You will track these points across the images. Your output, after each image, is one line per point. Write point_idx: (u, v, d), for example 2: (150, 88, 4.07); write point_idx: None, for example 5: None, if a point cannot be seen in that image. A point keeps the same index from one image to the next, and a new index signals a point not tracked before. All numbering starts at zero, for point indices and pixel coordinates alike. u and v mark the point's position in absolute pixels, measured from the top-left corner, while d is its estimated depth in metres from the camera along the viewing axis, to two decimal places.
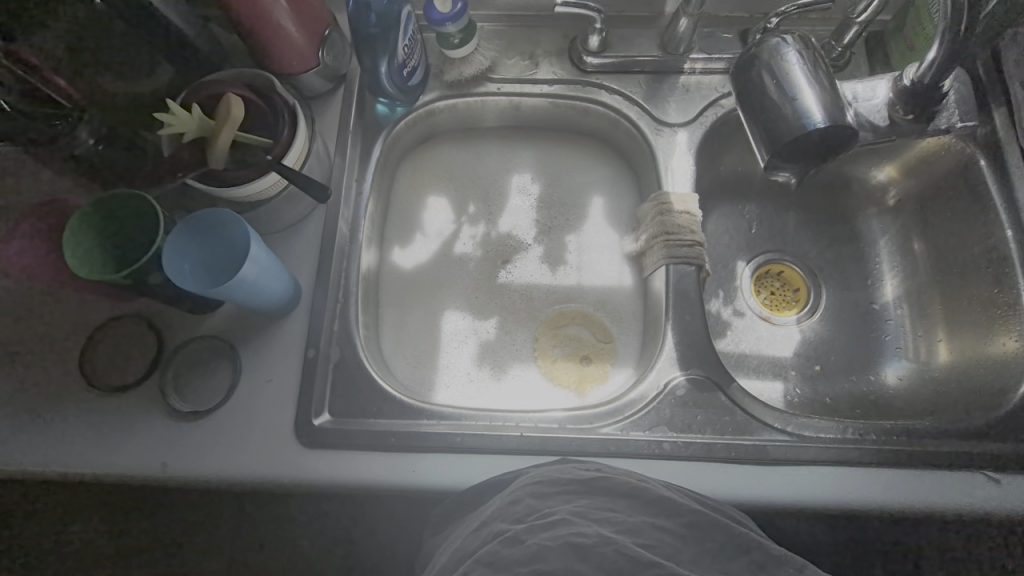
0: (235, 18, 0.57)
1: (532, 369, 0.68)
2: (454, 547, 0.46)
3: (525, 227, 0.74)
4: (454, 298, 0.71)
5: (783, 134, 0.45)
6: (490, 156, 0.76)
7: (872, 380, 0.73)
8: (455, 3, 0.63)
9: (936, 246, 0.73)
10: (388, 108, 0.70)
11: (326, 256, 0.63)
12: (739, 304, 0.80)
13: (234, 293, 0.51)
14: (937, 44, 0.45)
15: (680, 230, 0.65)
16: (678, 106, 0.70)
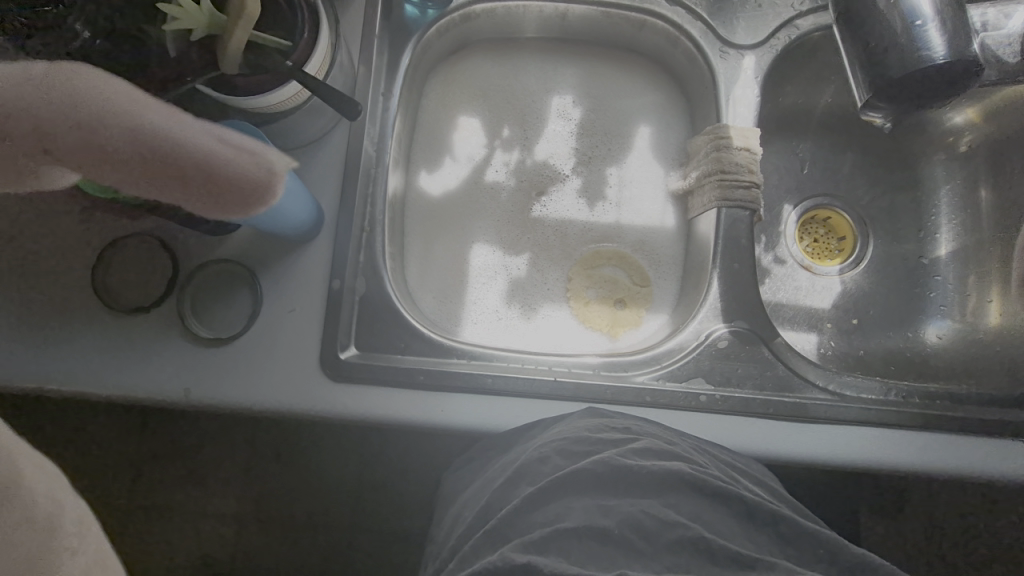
0: None
1: (563, 309, 0.65)
2: (482, 502, 0.46)
3: (563, 156, 0.68)
4: (484, 229, 0.66)
5: (895, 70, 0.38)
6: (529, 72, 0.69)
7: (910, 336, 0.71)
8: None
9: (1005, 199, 0.68)
10: (418, 10, 0.61)
11: (351, 179, 0.58)
12: (781, 251, 0.75)
13: (261, 216, 0.48)
14: None
15: (738, 170, 0.59)
16: (747, 25, 0.61)
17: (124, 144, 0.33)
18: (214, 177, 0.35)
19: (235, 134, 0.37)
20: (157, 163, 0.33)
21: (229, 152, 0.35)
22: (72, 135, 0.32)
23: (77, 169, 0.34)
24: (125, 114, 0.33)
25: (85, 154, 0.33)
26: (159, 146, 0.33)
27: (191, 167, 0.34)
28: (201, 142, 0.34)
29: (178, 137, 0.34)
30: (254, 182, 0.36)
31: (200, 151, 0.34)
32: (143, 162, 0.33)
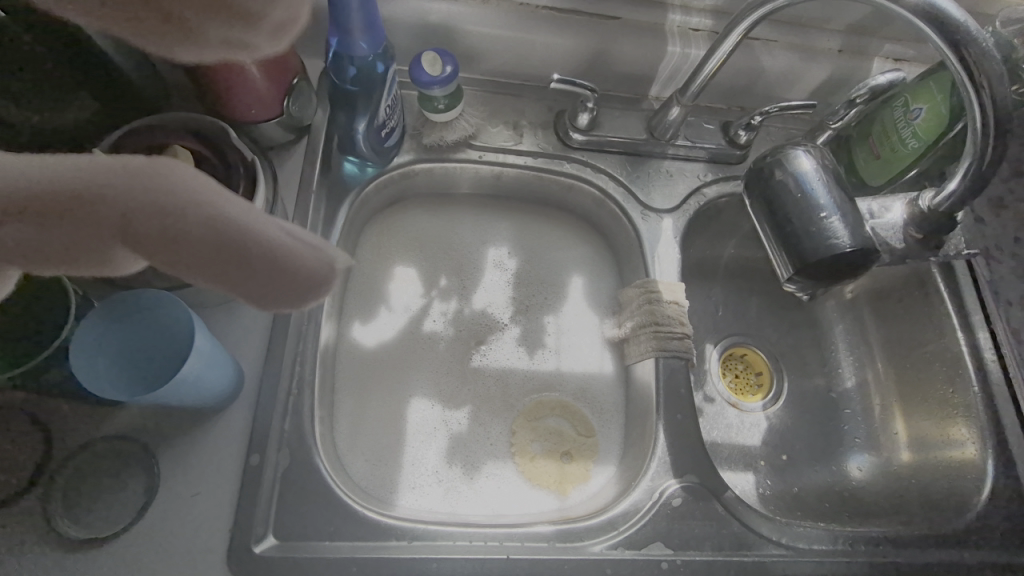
0: None
1: (508, 467, 0.61)
2: None
3: (500, 305, 0.68)
4: (421, 382, 0.63)
5: (812, 252, 0.43)
6: (464, 224, 0.70)
7: (836, 471, 0.74)
8: (445, 66, 0.58)
9: (889, 339, 0.77)
10: (357, 167, 0.63)
11: (278, 337, 0.53)
12: (708, 389, 0.78)
13: (167, 396, 0.41)
14: (960, 170, 0.43)
15: (670, 322, 0.62)
16: (662, 191, 0.69)
17: (199, 235, 0.26)
18: (282, 276, 0.29)
19: (306, 231, 0.32)
20: (230, 255, 0.27)
21: (300, 247, 0.30)
22: (150, 221, 0.25)
23: (150, 260, 0.27)
24: (208, 205, 0.27)
25: (152, 246, 0.26)
26: (238, 241, 0.27)
27: (263, 264, 0.28)
28: (275, 236, 0.29)
29: (255, 230, 0.28)
30: (317, 281, 0.31)
31: (273, 245, 0.29)
32: (216, 254, 0.27)
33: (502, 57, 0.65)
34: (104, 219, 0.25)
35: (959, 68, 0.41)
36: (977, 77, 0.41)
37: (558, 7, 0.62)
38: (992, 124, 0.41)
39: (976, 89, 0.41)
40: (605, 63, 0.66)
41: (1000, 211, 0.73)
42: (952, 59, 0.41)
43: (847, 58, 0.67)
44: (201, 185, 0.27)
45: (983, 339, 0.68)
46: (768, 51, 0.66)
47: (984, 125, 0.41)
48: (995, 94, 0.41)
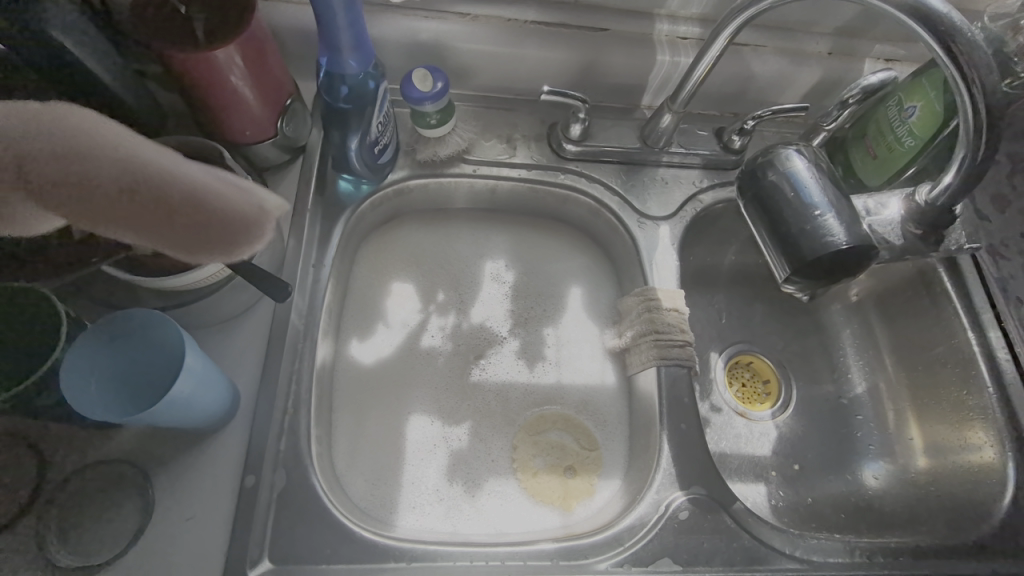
0: (182, 78, 0.49)
1: (510, 483, 0.60)
2: None
3: (499, 318, 0.67)
4: (420, 398, 0.62)
5: (806, 250, 0.42)
6: (460, 239, 0.70)
7: (851, 480, 0.72)
8: (436, 82, 0.58)
9: (898, 342, 0.75)
10: (352, 185, 0.63)
11: (274, 356, 0.53)
12: (715, 399, 0.76)
13: (158, 417, 0.41)
14: (955, 165, 0.43)
15: (670, 330, 0.61)
16: (658, 199, 0.68)
17: (108, 175, 0.30)
18: (204, 212, 0.33)
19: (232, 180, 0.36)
20: (149, 192, 0.31)
21: (221, 187, 0.34)
22: (51, 164, 0.29)
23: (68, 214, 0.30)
24: (119, 149, 0.31)
25: (70, 197, 0.30)
26: (152, 178, 0.31)
27: (181, 200, 0.32)
28: (193, 176, 0.33)
29: (172, 171, 0.32)
30: (248, 216, 0.34)
31: (191, 183, 0.33)
32: (134, 191, 0.31)
33: (492, 72, 0.66)
34: (6, 172, 0.29)
35: (948, 64, 0.40)
36: (967, 74, 0.40)
37: (546, 20, 0.63)
38: (983, 120, 0.40)
39: (967, 86, 0.40)
40: (595, 74, 0.66)
41: (1004, 208, 0.72)
42: (942, 58, 0.40)
43: (837, 61, 0.67)
44: (118, 138, 0.31)
45: (995, 339, 0.66)
46: (758, 56, 0.66)
47: (976, 120, 0.40)
48: (986, 90, 0.40)
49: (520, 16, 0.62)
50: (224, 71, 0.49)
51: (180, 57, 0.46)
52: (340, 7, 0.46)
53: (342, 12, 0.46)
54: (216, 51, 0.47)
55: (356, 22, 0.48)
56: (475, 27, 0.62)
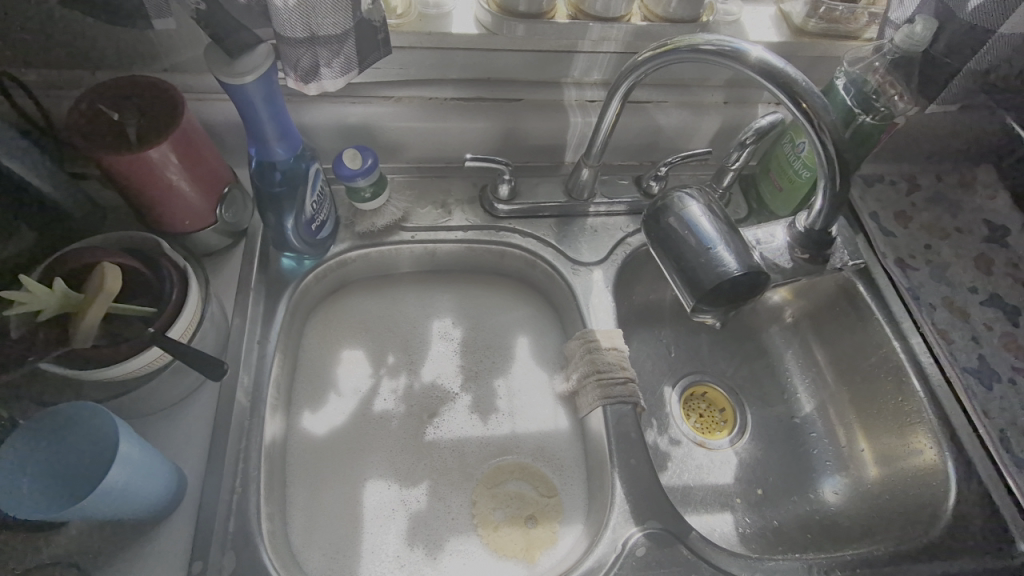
0: (117, 179, 0.52)
1: (472, 541, 0.59)
2: None
3: (449, 375, 0.69)
4: (375, 463, 0.62)
5: (706, 281, 0.46)
6: (407, 302, 0.73)
7: (813, 498, 0.73)
8: (365, 160, 0.62)
9: (835, 357, 0.79)
10: (295, 262, 0.66)
11: (220, 436, 0.54)
12: (673, 432, 0.77)
13: (95, 508, 0.41)
14: (820, 192, 0.49)
15: (612, 368, 0.64)
16: (589, 246, 0.72)
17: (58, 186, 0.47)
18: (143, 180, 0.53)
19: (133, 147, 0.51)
20: None
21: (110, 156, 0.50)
22: None
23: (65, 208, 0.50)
24: None
25: None
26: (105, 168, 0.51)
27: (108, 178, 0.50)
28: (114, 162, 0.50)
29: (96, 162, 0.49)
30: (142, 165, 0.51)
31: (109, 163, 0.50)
32: None
33: (421, 145, 0.71)
34: None
35: (801, 117, 0.46)
36: (815, 122, 0.45)
37: (464, 97, 0.69)
38: (834, 157, 0.46)
39: (817, 132, 0.46)
40: (516, 139, 0.72)
41: (906, 223, 0.78)
42: (796, 110, 0.46)
43: (733, 108, 0.74)
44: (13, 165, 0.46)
45: (917, 345, 0.70)
46: (661, 110, 0.73)
47: (828, 157, 0.46)
48: (833, 133, 0.46)
49: (440, 94, 0.68)
50: (159, 169, 0.52)
51: (115, 160, 0.50)
52: (262, 105, 0.50)
53: (264, 109, 0.51)
54: (149, 151, 0.51)
55: (279, 115, 0.52)
56: (400, 107, 0.67)
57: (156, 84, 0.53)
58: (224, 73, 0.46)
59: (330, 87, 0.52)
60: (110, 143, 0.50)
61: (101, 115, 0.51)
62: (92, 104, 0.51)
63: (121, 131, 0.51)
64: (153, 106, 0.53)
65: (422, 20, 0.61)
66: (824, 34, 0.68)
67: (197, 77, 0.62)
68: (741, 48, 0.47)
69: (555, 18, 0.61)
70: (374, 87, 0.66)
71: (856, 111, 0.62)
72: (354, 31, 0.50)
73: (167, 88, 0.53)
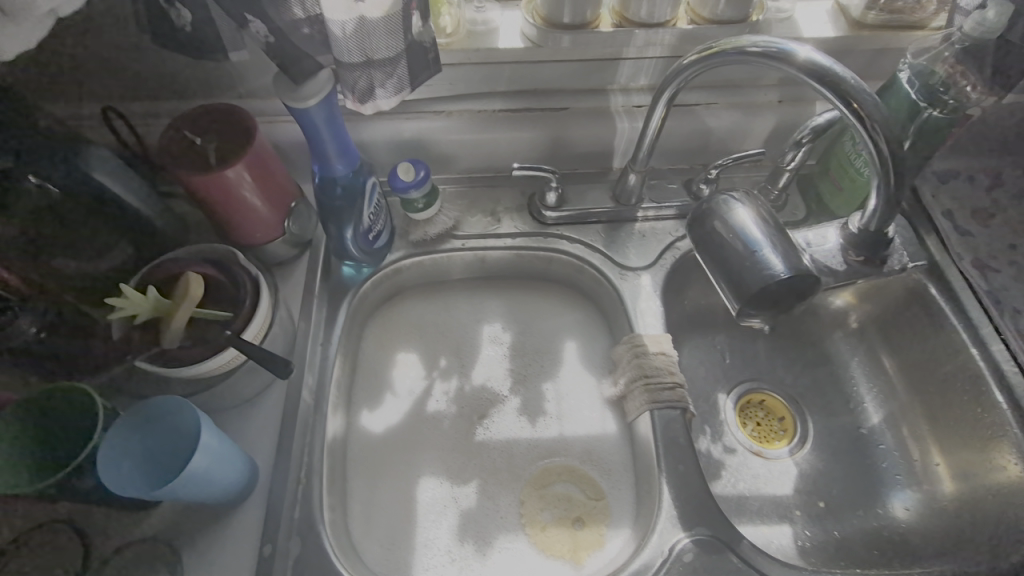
0: (201, 197, 0.58)
1: (520, 539, 0.61)
2: None
3: (499, 377, 0.71)
4: (428, 461, 0.65)
5: (751, 284, 0.46)
6: (458, 307, 0.75)
7: (881, 513, 0.69)
8: (418, 172, 0.66)
9: (907, 364, 0.74)
10: (354, 269, 0.70)
11: (287, 431, 0.58)
12: (728, 440, 0.75)
13: (181, 490, 0.46)
14: (873, 191, 0.47)
15: (659, 373, 0.64)
16: (637, 251, 0.72)
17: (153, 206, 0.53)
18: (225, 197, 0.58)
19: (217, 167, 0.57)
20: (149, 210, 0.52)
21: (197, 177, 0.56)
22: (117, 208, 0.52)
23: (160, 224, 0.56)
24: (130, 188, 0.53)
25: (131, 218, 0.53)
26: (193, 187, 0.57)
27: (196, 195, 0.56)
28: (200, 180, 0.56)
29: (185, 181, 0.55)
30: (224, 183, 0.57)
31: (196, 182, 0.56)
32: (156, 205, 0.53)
33: (471, 156, 0.73)
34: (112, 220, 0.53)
35: (851, 118, 0.44)
36: (867, 123, 0.44)
37: (512, 108, 0.71)
38: (888, 157, 0.44)
39: (868, 133, 0.44)
40: (563, 146, 0.73)
41: (987, 220, 0.73)
42: (846, 111, 0.44)
43: (787, 107, 0.72)
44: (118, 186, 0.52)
45: (999, 352, 0.65)
46: (711, 112, 0.72)
47: (881, 158, 0.45)
48: (887, 133, 0.44)
49: (488, 107, 0.70)
50: (236, 187, 0.58)
51: (199, 180, 0.56)
52: (323, 126, 0.54)
53: (326, 129, 0.55)
54: (227, 172, 0.56)
55: (338, 134, 0.57)
56: (451, 121, 0.70)
57: (232, 111, 0.59)
58: (290, 98, 0.51)
59: (385, 106, 0.56)
60: (194, 166, 0.56)
61: (186, 140, 0.57)
62: (179, 131, 0.57)
63: (203, 154, 0.57)
64: (230, 130, 0.58)
65: (470, 38, 0.64)
66: (885, 25, 0.64)
67: (268, 102, 0.68)
68: (788, 48, 0.46)
69: (599, 28, 0.62)
70: (427, 103, 0.69)
71: (921, 106, 0.60)
72: (406, 54, 0.53)
73: (240, 114, 0.59)
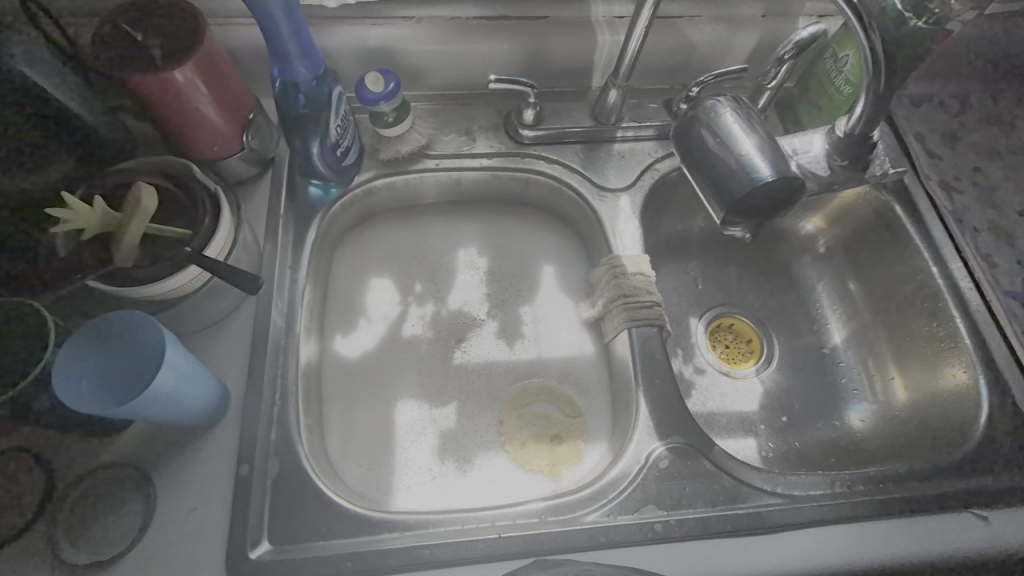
0: (147, 102, 0.52)
1: (500, 456, 0.62)
2: None
3: (476, 302, 0.70)
4: (406, 385, 0.64)
5: (737, 190, 0.45)
6: (432, 232, 0.73)
7: (838, 425, 0.73)
8: (388, 82, 0.61)
9: (870, 286, 0.77)
10: (322, 189, 0.66)
11: (259, 353, 0.56)
12: (699, 361, 0.77)
13: (148, 409, 0.44)
14: (863, 96, 0.47)
15: (637, 292, 0.64)
16: (616, 172, 0.71)
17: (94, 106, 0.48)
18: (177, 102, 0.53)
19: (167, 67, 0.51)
20: None
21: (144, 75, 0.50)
22: None
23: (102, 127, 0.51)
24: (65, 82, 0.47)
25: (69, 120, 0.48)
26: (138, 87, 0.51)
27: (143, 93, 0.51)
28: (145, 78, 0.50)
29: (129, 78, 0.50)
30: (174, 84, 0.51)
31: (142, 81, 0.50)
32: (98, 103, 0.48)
33: (443, 69, 0.69)
34: None
35: (848, 14, 0.43)
36: (865, 20, 0.42)
37: (487, 16, 0.66)
38: (881, 59, 0.43)
39: (865, 32, 0.43)
40: (541, 60, 0.69)
41: (954, 144, 0.74)
42: (844, 6, 0.43)
43: (771, 22, 0.70)
44: None
45: (957, 270, 0.68)
46: (694, 26, 0.69)
47: (875, 60, 0.44)
48: (883, 31, 0.43)
49: (462, 13, 0.66)
50: (186, 91, 0.52)
51: (143, 80, 0.50)
52: (283, 19, 0.49)
53: (285, 23, 0.50)
54: (175, 72, 0.51)
55: (300, 31, 0.51)
56: (421, 28, 0.65)
57: (177, 4, 0.53)
58: None
59: None
60: (136, 64, 0.50)
61: (126, 35, 0.51)
62: (117, 25, 0.51)
63: (147, 51, 0.51)
64: (176, 27, 0.52)
65: None
66: None
67: (217, 0, 0.61)
68: None
69: None
70: (395, 7, 0.64)
71: (907, 15, 0.58)
72: None
73: (187, 8, 0.53)
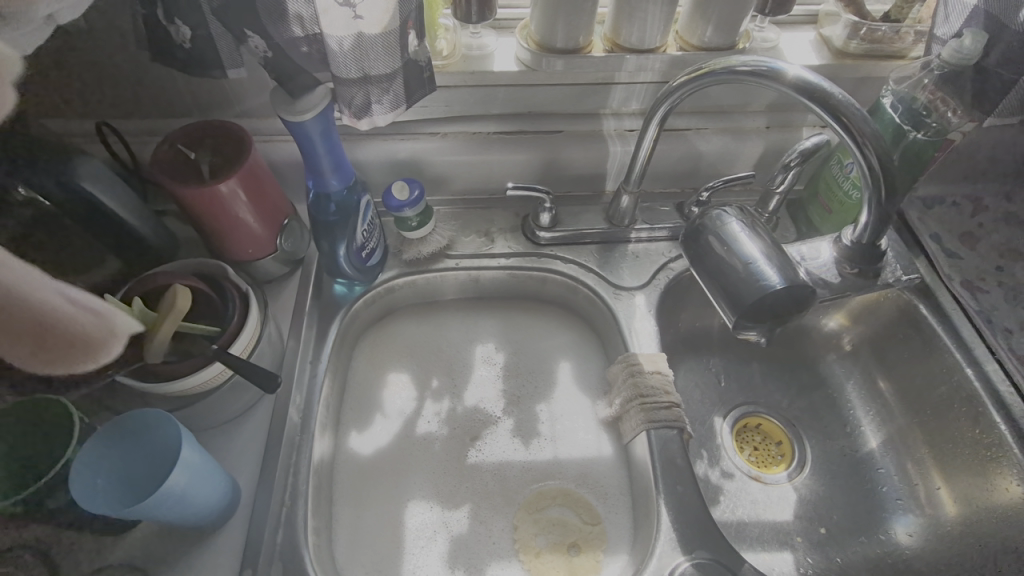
0: (192, 210, 0.57)
1: (514, 566, 0.58)
2: None
3: (492, 398, 0.69)
4: (418, 485, 0.63)
5: (746, 295, 0.46)
6: (451, 328, 0.74)
7: (884, 540, 0.67)
8: (412, 190, 0.66)
9: (902, 387, 0.74)
10: (346, 288, 0.69)
11: (274, 450, 0.56)
12: (726, 464, 0.73)
13: (158, 509, 0.44)
14: (866, 207, 0.48)
15: (655, 392, 0.63)
16: (631, 270, 0.73)
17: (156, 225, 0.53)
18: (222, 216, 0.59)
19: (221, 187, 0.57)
20: None
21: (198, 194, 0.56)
22: None
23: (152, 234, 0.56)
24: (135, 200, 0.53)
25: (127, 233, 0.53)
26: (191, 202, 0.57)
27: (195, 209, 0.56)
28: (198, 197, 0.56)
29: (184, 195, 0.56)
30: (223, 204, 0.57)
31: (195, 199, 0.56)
32: None
33: (466, 177, 0.74)
34: None
35: (841, 132, 0.45)
36: (858, 139, 0.45)
37: (506, 131, 0.72)
38: (879, 172, 0.46)
39: (860, 149, 0.45)
40: (556, 168, 0.74)
41: (973, 244, 0.74)
42: (837, 128, 0.45)
43: (775, 132, 0.74)
44: None
45: (994, 372, 0.65)
46: (701, 137, 0.73)
47: (873, 173, 0.46)
48: (878, 148, 0.45)
49: (482, 129, 0.71)
50: (228, 201, 0.57)
51: (189, 193, 0.55)
52: (320, 139, 0.55)
53: (322, 143, 0.55)
54: (219, 185, 0.56)
55: (334, 150, 0.57)
56: (447, 142, 0.71)
57: (228, 127, 0.59)
58: (288, 111, 0.51)
59: (382, 122, 0.56)
60: (185, 179, 0.56)
61: (180, 154, 0.57)
62: (173, 146, 0.57)
63: (197, 168, 0.57)
64: (225, 147, 0.59)
65: (466, 61, 0.65)
66: (866, 55, 0.67)
67: (265, 122, 0.68)
68: (777, 67, 0.47)
69: (592, 52, 0.64)
70: (422, 125, 0.70)
71: (905, 128, 0.62)
72: (403, 71, 0.54)
73: (236, 131, 0.59)
